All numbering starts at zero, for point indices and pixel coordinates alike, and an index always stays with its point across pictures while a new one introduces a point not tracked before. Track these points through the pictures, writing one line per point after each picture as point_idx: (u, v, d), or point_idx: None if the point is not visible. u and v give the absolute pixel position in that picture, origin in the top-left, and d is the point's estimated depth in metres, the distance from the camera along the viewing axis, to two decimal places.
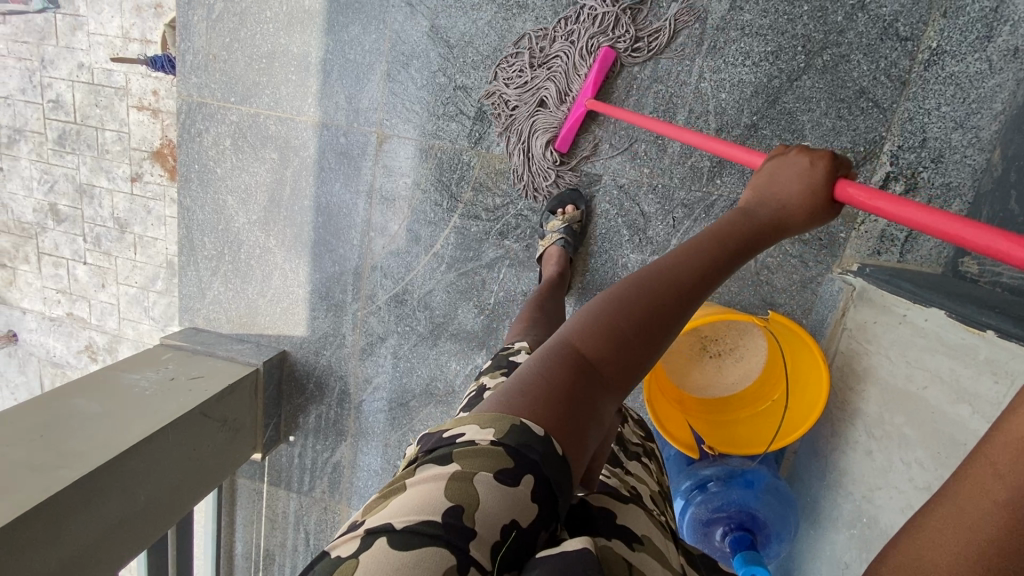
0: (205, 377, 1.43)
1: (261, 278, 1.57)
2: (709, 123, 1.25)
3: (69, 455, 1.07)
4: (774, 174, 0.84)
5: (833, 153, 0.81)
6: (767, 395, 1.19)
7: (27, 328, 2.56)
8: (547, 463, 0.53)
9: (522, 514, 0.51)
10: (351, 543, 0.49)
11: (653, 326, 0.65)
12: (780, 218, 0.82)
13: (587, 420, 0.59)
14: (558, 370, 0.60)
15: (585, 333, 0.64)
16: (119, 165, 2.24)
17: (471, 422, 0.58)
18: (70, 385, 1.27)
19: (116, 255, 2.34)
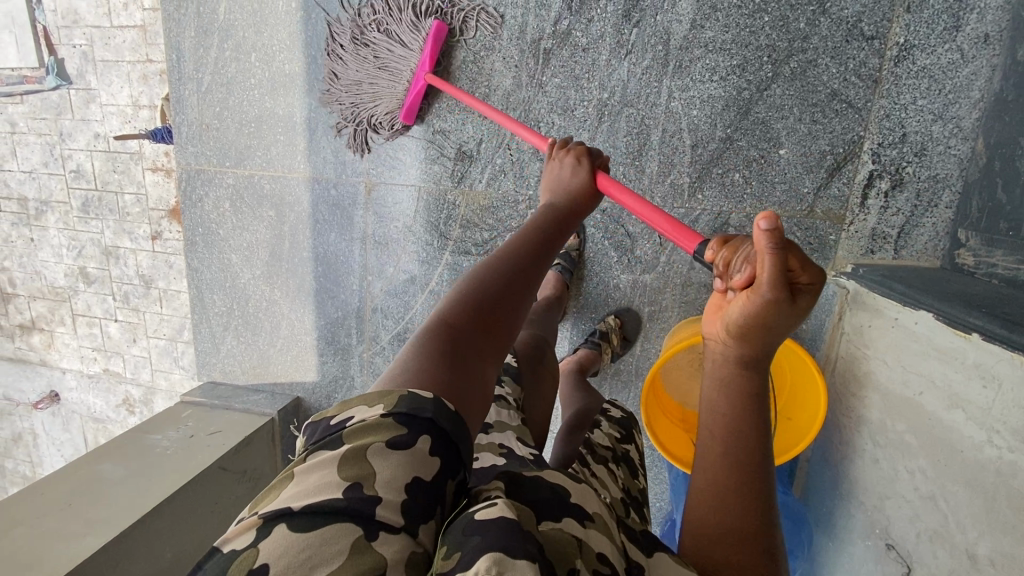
0: (222, 431, 1.49)
1: (270, 329, 1.63)
2: (683, 141, 1.26)
3: (96, 523, 1.13)
4: (555, 176, 0.96)
5: (589, 151, 0.96)
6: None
7: (68, 387, 2.70)
8: (442, 417, 0.53)
9: (423, 469, 0.50)
10: (247, 534, 0.45)
11: (498, 298, 0.72)
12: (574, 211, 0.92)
13: (470, 382, 0.61)
14: (431, 346, 0.63)
15: (444, 315, 0.68)
16: (140, 225, 2.37)
17: (358, 404, 0.55)
18: (102, 447, 1.36)
19: (144, 310, 2.45)
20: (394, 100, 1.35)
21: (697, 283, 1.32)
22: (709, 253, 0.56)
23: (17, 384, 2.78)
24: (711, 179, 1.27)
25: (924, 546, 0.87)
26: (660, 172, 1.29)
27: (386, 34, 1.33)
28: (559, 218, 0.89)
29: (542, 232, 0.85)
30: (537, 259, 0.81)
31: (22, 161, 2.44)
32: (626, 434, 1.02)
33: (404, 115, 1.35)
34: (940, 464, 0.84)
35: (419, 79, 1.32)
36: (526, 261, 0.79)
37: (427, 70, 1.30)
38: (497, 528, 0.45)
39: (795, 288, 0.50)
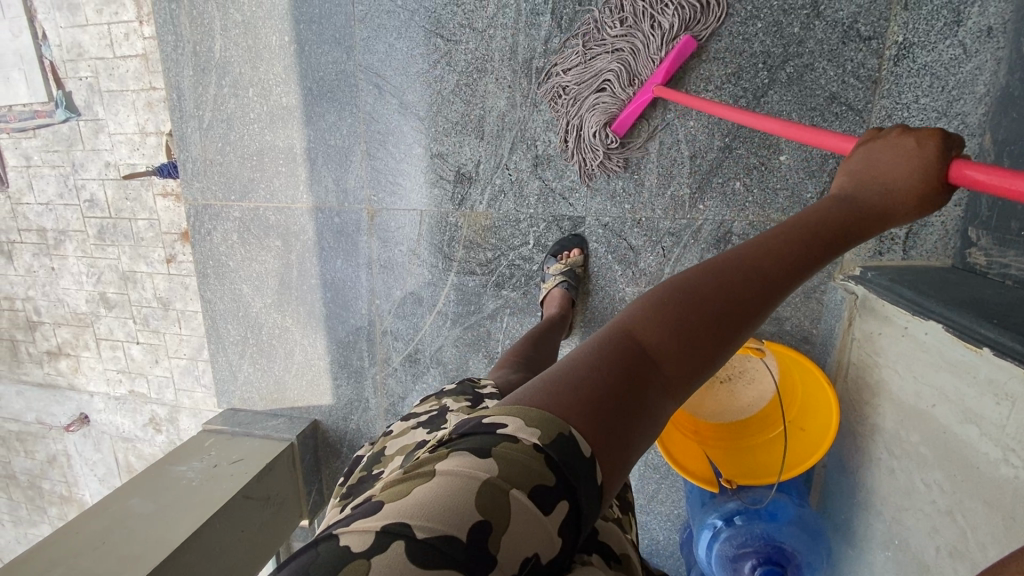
0: (244, 460, 1.52)
1: (284, 355, 1.66)
2: (682, 152, 1.26)
3: (130, 559, 1.16)
4: (872, 155, 0.75)
5: (943, 131, 0.71)
6: (776, 421, 1.18)
7: (96, 409, 2.78)
8: (585, 490, 0.48)
9: (545, 547, 0.45)
10: (365, 535, 0.42)
11: (722, 322, 0.60)
12: (883, 207, 0.73)
13: (637, 422, 0.54)
14: (611, 358, 0.57)
15: (646, 325, 0.60)
16: (154, 250, 2.42)
17: (520, 412, 0.52)
18: (129, 482, 1.40)
19: (164, 333, 2.51)
20: (608, 111, 1.24)
21: None
22: None
23: (48, 409, 2.87)
24: (711, 189, 1.26)
25: (944, 561, 0.86)
26: (659, 184, 1.29)
27: (623, 47, 1.21)
28: (857, 212, 0.73)
29: (806, 229, 0.70)
30: (792, 270, 0.65)
31: (38, 194, 2.51)
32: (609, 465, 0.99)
33: (618, 127, 1.24)
34: (956, 478, 0.83)
35: (645, 91, 1.21)
36: (785, 273, 0.65)
37: (659, 80, 1.19)
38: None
39: None
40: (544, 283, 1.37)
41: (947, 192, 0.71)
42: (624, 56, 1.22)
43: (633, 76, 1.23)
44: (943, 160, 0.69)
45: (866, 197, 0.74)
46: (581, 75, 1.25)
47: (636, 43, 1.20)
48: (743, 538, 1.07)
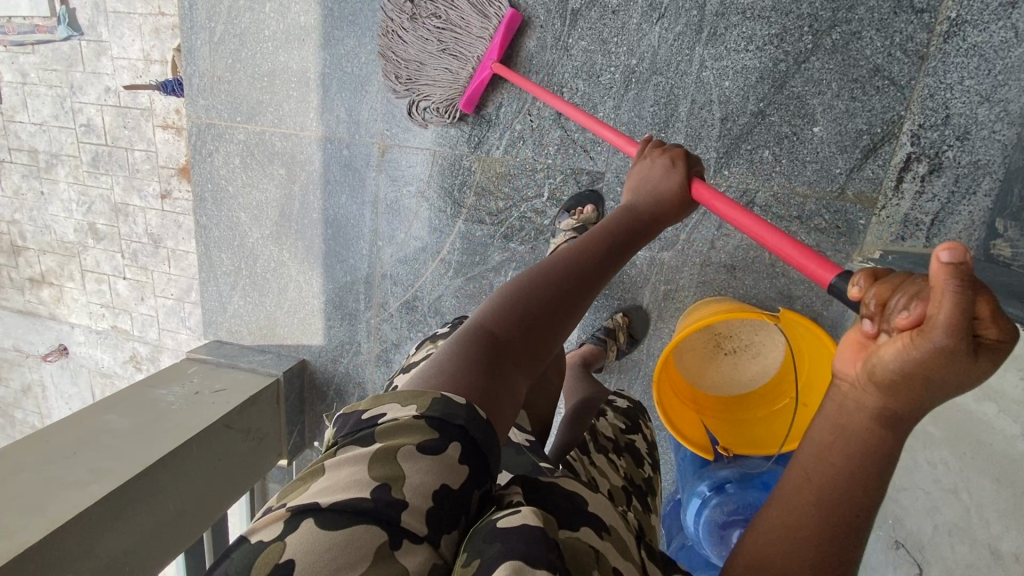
0: (227, 390, 1.48)
1: (278, 291, 1.61)
2: (712, 114, 1.20)
3: (100, 471, 1.11)
4: (642, 175, 0.92)
5: (686, 154, 0.91)
6: (783, 392, 1.16)
7: (76, 342, 2.70)
8: (473, 427, 0.54)
9: (451, 477, 0.51)
10: (275, 525, 0.46)
11: (556, 311, 0.71)
12: (657, 216, 0.89)
13: (501, 389, 0.61)
14: (470, 349, 0.64)
15: (490, 319, 0.68)
16: (149, 183, 2.33)
17: (391, 401, 0.56)
18: (104, 401, 1.35)
19: (153, 269, 2.44)
20: (455, 87, 1.28)
21: (717, 263, 1.30)
22: (857, 290, 0.47)
23: (27, 337, 2.80)
24: (739, 155, 1.22)
25: (941, 539, 0.84)
26: (686, 145, 1.24)
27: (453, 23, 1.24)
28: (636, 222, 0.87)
29: (605, 242, 0.82)
30: (600, 268, 0.78)
31: (32, 113, 2.40)
32: (632, 425, 1.05)
33: (466, 104, 1.29)
34: (966, 456, 0.81)
35: (484, 68, 1.25)
36: (592, 267, 0.78)
37: (493, 57, 1.24)
38: (518, 534, 0.46)
39: (977, 346, 0.38)
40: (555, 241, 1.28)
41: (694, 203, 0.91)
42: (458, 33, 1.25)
43: (471, 56, 1.26)
44: (688, 180, 0.89)
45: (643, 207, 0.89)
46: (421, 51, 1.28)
47: (466, 23, 1.24)
48: (739, 505, 1.04)
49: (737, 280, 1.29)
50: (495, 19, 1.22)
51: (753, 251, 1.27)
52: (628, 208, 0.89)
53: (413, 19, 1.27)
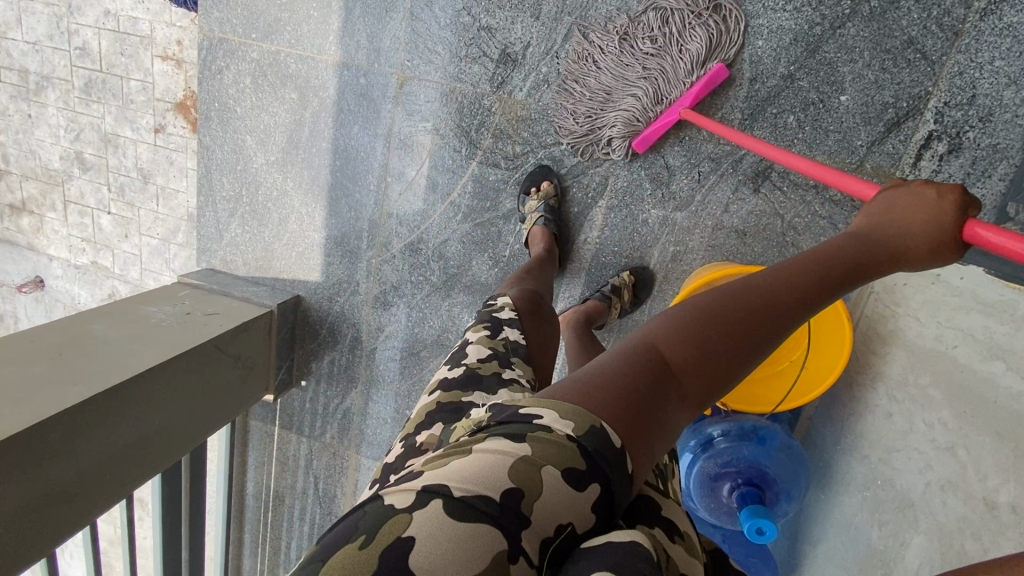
0: (219, 314, 1.43)
1: (277, 221, 1.57)
2: (742, 73, 1.20)
3: (87, 372, 1.07)
4: (892, 201, 0.80)
5: (962, 188, 0.76)
6: (799, 346, 1.09)
7: (54, 275, 2.57)
8: (616, 478, 0.54)
9: (579, 517, 0.52)
10: (406, 495, 0.50)
11: (743, 350, 0.65)
12: (900, 251, 0.76)
13: (660, 425, 0.60)
14: (638, 367, 0.62)
15: (672, 339, 0.65)
16: (142, 116, 2.18)
17: (551, 406, 0.58)
18: (93, 311, 1.30)
19: (138, 206, 2.30)
20: (635, 123, 1.23)
21: (728, 228, 1.28)
22: None
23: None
24: (763, 117, 1.21)
25: (931, 494, 0.94)
26: (711, 103, 1.23)
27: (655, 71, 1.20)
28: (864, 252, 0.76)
29: (830, 283, 0.72)
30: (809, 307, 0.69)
31: (25, 31, 2.23)
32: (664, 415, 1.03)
33: (640, 144, 1.24)
34: (965, 414, 0.90)
35: (673, 112, 1.20)
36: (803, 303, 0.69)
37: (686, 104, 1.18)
38: (610, 553, 0.48)
39: None
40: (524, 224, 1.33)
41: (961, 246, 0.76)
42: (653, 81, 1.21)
43: (661, 96, 1.21)
44: (963, 217, 0.75)
45: (882, 237, 0.78)
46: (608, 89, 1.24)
47: (670, 70, 1.19)
48: (729, 458, 1.05)
49: (746, 246, 1.28)
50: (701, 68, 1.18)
51: (766, 217, 1.25)
52: (858, 234, 0.78)
53: (610, 60, 1.23)
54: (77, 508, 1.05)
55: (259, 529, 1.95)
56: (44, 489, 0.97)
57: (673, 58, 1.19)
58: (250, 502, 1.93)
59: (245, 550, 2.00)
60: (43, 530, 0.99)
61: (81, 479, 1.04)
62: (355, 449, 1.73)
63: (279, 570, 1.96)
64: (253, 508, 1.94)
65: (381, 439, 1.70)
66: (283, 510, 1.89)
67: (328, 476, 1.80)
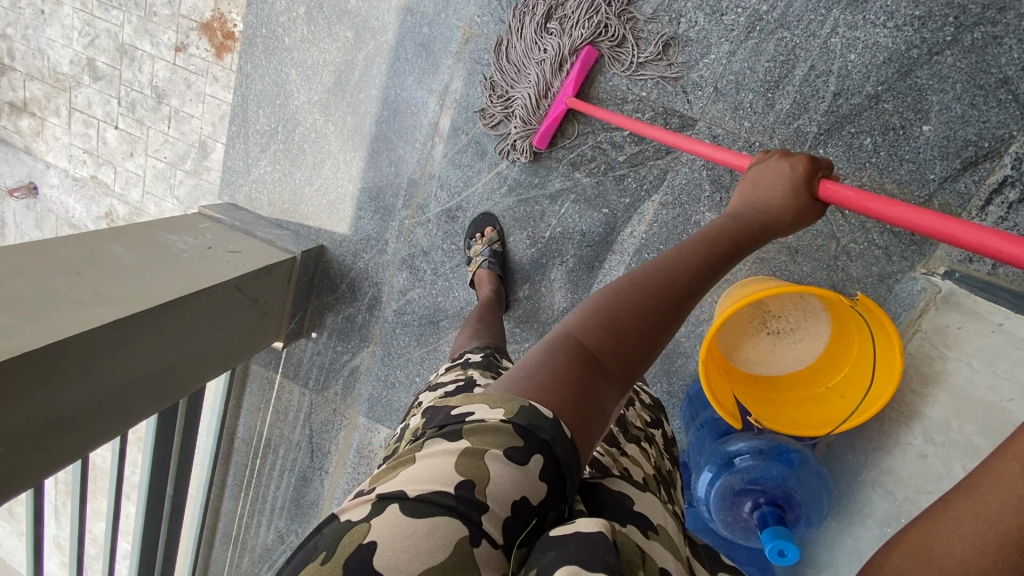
0: (242, 253, 1.37)
1: (311, 165, 1.50)
2: (827, 85, 1.14)
3: (107, 296, 1.01)
4: (757, 181, 0.97)
5: (810, 158, 0.94)
6: (835, 371, 1.15)
7: (49, 184, 2.42)
8: (557, 444, 0.60)
9: (532, 492, 0.58)
10: (363, 508, 0.57)
11: (648, 324, 0.75)
12: (770, 219, 0.93)
13: (590, 403, 0.65)
14: (556, 355, 0.69)
15: (582, 326, 0.72)
16: (165, 31, 2.02)
17: (482, 401, 0.65)
18: (112, 230, 1.23)
19: (149, 126, 2.15)
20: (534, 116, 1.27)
21: (780, 244, 1.26)
22: None
23: None
24: (840, 135, 1.16)
25: None
26: (789, 112, 1.17)
27: (544, 60, 1.23)
28: (745, 233, 0.92)
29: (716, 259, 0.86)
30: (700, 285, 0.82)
31: None
32: (654, 421, 1.17)
33: (540, 140, 1.28)
34: None
35: (560, 103, 1.24)
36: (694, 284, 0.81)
37: (570, 94, 1.23)
38: (573, 542, 0.52)
39: None
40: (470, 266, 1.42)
41: (819, 207, 0.96)
42: (544, 71, 1.24)
43: (546, 87, 1.25)
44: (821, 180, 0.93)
45: (752, 214, 0.94)
46: (512, 80, 1.28)
47: (552, 59, 1.22)
48: (757, 475, 1.05)
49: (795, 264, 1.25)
50: (572, 53, 1.21)
51: (821, 238, 1.21)
52: (736, 217, 0.94)
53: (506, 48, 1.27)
54: (81, 434, 1.00)
55: (244, 473, 1.93)
56: (52, 412, 0.92)
57: (552, 45, 1.22)
58: (239, 446, 1.90)
59: (228, 492, 1.99)
60: (46, 452, 0.94)
61: (87, 407, 0.98)
62: (357, 408, 1.71)
63: (260, 515, 1.95)
64: (242, 453, 1.91)
65: (384, 402, 1.67)
66: (273, 458, 1.87)
67: (324, 431, 1.77)
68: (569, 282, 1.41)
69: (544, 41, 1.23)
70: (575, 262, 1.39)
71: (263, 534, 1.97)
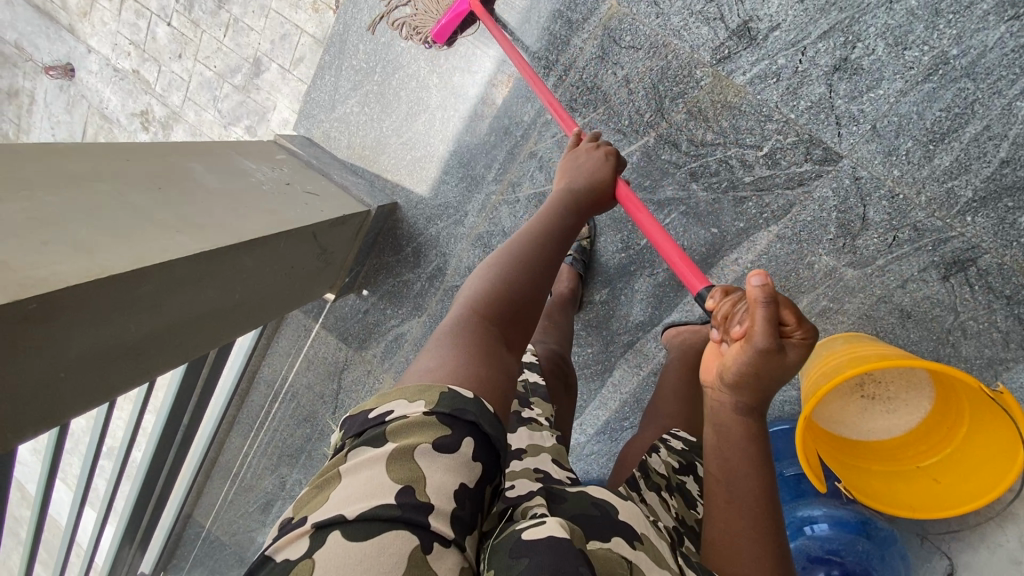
0: (320, 197, 1.27)
1: (404, 115, 1.41)
2: (997, 149, 1.03)
3: (187, 222, 0.91)
4: (578, 163, 1.00)
5: (615, 151, 1.02)
6: (933, 450, 1.06)
7: (87, 69, 2.19)
8: (482, 420, 0.55)
9: (468, 475, 0.51)
10: (300, 543, 0.46)
11: (534, 287, 0.76)
12: (596, 196, 0.96)
13: (499, 373, 0.63)
14: (458, 335, 0.65)
15: (472, 303, 0.71)
16: None
17: (397, 398, 0.57)
18: (188, 146, 1.12)
19: (204, 29, 1.96)
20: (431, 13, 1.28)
21: (894, 306, 1.15)
22: None
23: (31, 37, 2.26)
24: (998, 205, 1.05)
25: None
26: (947, 170, 1.06)
27: None
28: (573, 207, 0.92)
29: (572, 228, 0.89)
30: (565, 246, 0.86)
31: None
32: (686, 467, 0.93)
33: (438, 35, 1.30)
34: None
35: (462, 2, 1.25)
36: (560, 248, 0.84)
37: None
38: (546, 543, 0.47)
39: None
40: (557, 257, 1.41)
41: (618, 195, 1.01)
42: None
43: None
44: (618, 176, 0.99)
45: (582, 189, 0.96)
46: None
47: None
48: (835, 545, 1.06)
49: (902, 330, 1.15)
50: None
51: (939, 308, 1.11)
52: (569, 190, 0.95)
53: None
54: (139, 367, 0.90)
55: (259, 414, 1.86)
56: (117, 341, 0.82)
57: None
58: (259, 386, 1.83)
59: (237, 429, 1.91)
60: (108, 382, 0.85)
61: (153, 338, 0.89)
62: (392, 375, 1.62)
63: (265, 459, 1.89)
64: (260, 394, 1.84)
65: None
66: (292, 406, 1.80)
67: (352, 390, 1.69)
68: (653, 297, 1.33)
69: None
70: (666, 277, 1.32)
71: (265, 479, 1.90)
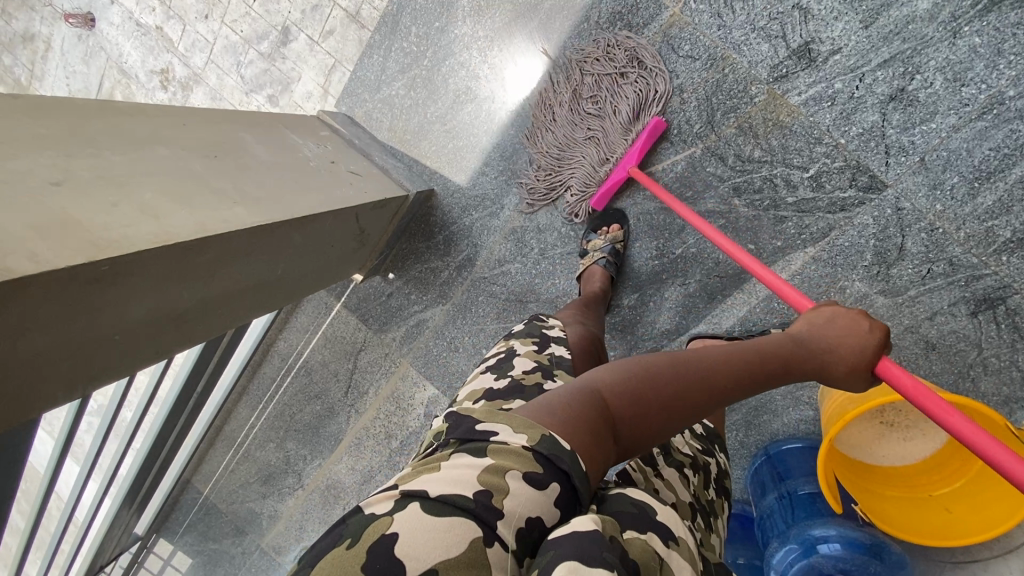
0: (362, 177, 1.26)
1: (450, 104, 1.43)
2: None
3: (245, 195, 0.91)
4: (831, 319, 0.82)
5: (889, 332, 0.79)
6: (946, 480, 1.09)
7: (109, 21, 2.13)
8: (575, 475, 0.53)
9: (546, 513, 0.52)
10: (386, 503, 0.50)
11: (675, 404, 0.67)
12: (824, 359, 0.79)
13: (592, 460, 0.56)
14: (580, 399, 0.61)
15: (607, 376, 0.66)
16: None
17: (503, 420, 0.57)
18: (240, 114, 1.11)
19: None
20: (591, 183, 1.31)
21: (919, 338, 1.16)
22: None
23: None
24: None
25: None
26: (988, 209, 1.08)
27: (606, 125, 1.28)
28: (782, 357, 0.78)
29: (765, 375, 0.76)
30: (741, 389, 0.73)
31: None
32: (707, 449, 0.98)
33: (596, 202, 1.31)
34: None
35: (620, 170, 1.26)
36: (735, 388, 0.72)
37: (631, 162, 1.25)
38: (573, 538, 0.47)
39: None
40: (585, 257, 1.31)
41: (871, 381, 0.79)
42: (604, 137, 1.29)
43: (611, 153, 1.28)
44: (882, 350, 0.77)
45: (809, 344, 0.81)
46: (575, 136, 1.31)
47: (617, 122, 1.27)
48: (850, 566, 1.07)
49: (926, 361, 1.16)
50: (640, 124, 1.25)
51: (964, 343, 1.13)
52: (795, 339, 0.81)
53: (569, 102, 1.31)
54: (182, 334, 0.89)
55: (270, 386, 1.86)
56: (168, 309, 0.81)
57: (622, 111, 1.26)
58: (274, 359, 1.83)
59: (246, 400, 1.91)
60: (156, 350, 0.85)
61: (200, 307, 0.88)
62: (409, 361, 1.63)
63: (272, 431, 1.89)
64: (274, 366, 1.84)
65: (436, 364, 1.58)
66: (304, 382, 1.80)
67: (367, 371, 1.69)
68: (682, 306, 1.32)
69: (610, 105, 1.27)
70: (697, 289, 1.30)
71: (269, 451, 1.91)
